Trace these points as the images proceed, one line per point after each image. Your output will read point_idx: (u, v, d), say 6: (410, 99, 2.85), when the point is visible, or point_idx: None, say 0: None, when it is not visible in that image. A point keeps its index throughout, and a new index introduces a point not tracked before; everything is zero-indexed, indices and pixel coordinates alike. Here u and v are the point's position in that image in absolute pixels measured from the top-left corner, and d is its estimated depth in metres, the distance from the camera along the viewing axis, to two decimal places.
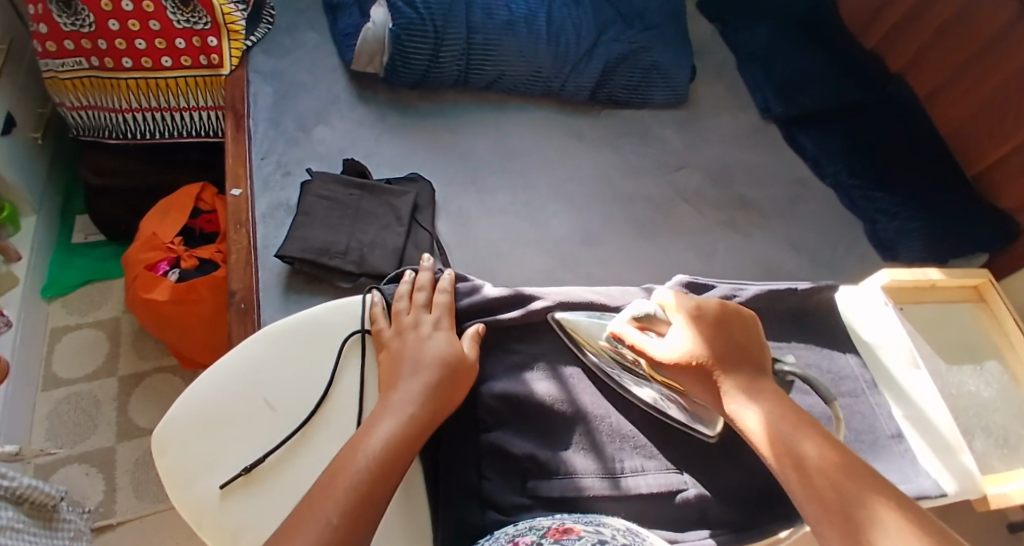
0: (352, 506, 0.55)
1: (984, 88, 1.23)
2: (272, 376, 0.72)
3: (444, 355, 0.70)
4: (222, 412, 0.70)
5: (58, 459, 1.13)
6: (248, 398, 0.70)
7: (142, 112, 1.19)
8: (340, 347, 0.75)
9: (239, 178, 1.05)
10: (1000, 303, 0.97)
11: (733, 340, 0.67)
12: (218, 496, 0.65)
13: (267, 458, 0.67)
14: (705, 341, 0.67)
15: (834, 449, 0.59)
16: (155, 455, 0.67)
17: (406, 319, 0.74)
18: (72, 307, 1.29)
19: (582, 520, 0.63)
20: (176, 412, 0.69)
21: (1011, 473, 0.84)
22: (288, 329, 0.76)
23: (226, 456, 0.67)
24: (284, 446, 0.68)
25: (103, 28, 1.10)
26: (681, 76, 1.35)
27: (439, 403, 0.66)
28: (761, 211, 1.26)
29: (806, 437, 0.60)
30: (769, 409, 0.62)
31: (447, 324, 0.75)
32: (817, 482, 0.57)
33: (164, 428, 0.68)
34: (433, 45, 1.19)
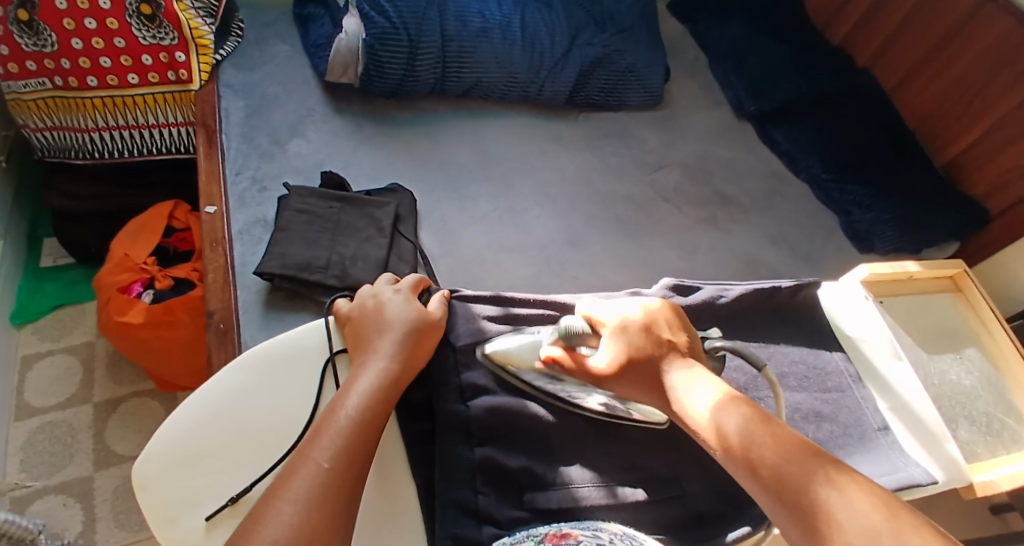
0: (340, 462, 0.55)
1: (950, 78, 1.25)
2: (253, 402, 0.70)
3: (410, 314, 0.73)
4: (205, 443, 0.68)
5: (34, 490, 1.10)
6: (231, 427, 0.69)
7: (109, 131, 1.16)
8: (324, 369, 0.73)
9: (214, 196, 1.03)
10: (975, 291, 0.98)
11: (661, 335, 0.67)
12: (205, 529, 0.63)
13: (255, 486, 0.65)
14: (631, 344, 0.66)
15: (780, 432, 0.57)
16: (137, 492, 0.65)
17: (367, 296, 0.76)
18: (42, 334, 1.25)
19: (580, 525, 0.61)
20: (154, 447, 0.67)
21: (1000, 460, 0.85)
22: (265, 354, 0.74)
23: (211, 488, 0.65)
24: (271, 473, 0.66)
25: (66, 47, 1.07)
26: (655, 77, 1.36)
27: (411, 356, 0.69)
28: (740, 208, 1.27)
29: (755, 426, 0.58)
30: (716, 395, 0.61)
31: (408, 292, 0.77)
32: (764, 469, 0.55)
33: (145, 462, 0.66)
34: (407, 54, 1.18)
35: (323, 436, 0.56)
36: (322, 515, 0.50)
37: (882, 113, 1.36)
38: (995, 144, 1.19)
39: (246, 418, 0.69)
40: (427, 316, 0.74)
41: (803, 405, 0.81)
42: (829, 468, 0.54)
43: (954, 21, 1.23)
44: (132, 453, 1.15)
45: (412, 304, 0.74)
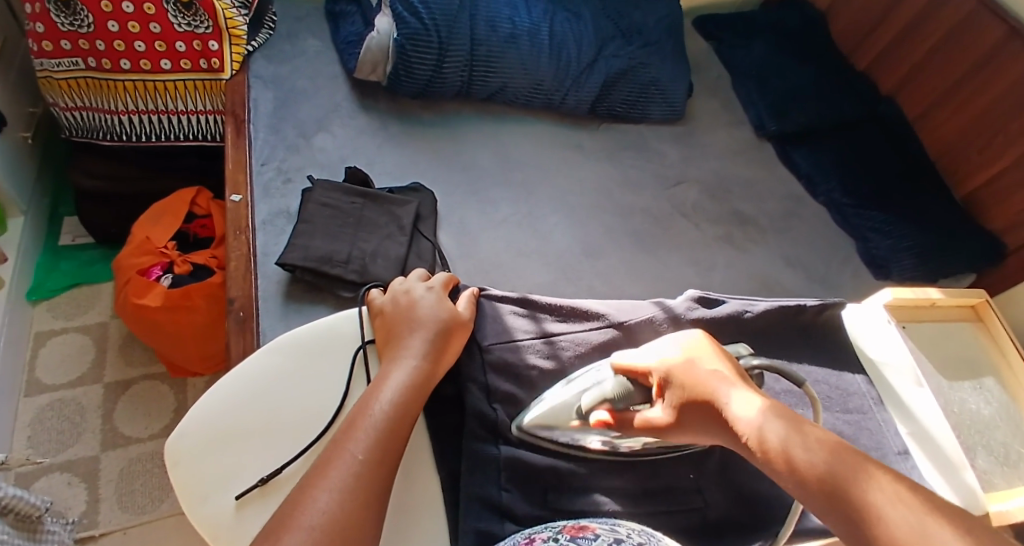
0: (375, 457, 0.57)
1: (974, 110, 1.26)
2: (285, 386, 0.71)
3: (441, 313, 0.73)
4: (236, 423, 0.68)
5: (41, 467, 1.10)
6: (262, 409, 0.69)
7: (138, 114, 1.17)
8: (354, 357, 0.73)
9: (239, 185, 1.04)
10: (999, 322, 0.98)
11: (710, 370, 0.63)
12: (235, 507, 0.64)
13: (285, 468, 0.66)
14: (683, 384, 0.63)
15: (825, 436, 0.56)
16: (168, 467, 0.65)
17: (400, 290, 0.76)
18: (57, 312, 1.25)
19: (598, 521, 0.62)
20: (186, 424, 0.67)
21: (1013, 490, 0.86)
22: (297, 340, 0.74)
23: (240, 469, 0.65)
24: (301, 458, 0.66)
25: (102, 29, 1.08)
26: (679, 93, 1.37)
27: (441, 356, 0.70)
28: (757, 227, 1.28)
29: (794, 433, 0.56)
30: (763, 407, 0.59)
31: (441, 288, 0.78)
32: (808, 471, 0.54)
33: (176, 438, 0.66)
34: (437, 55, 1.19)
35: (357, 431, 0.59)
36: (359, 508, 0.53)
37: (902, 141, 1.37)
38: (1014, 180, 1.20)
39: (279, 402, 0.70)
40: (456, 316, 0.74)
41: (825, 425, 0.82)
42: (873, 468, 0.53)
43: (981, 54, 1.24)
44: (139, 436, 1.16)
45: (444, 303, 0.74)
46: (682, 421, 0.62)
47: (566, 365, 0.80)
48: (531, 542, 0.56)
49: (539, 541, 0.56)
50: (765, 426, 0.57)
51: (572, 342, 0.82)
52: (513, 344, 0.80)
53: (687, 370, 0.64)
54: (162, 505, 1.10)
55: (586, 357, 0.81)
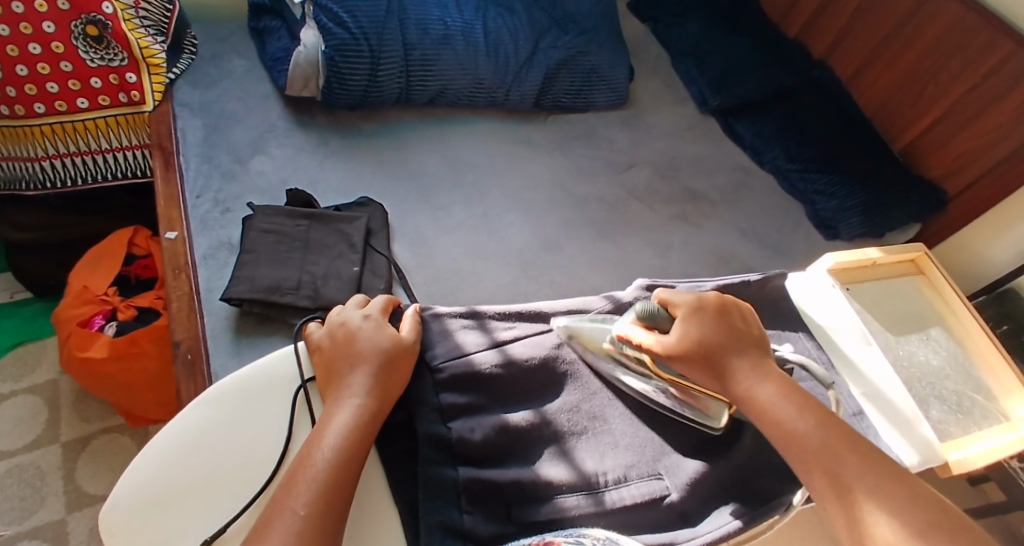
0: (319, 510, 0.56)
1: (904, 64, 1.26)
2: (224, 437, 0.67)
3: (381, 343, 0.70)
4: (174, 484, 0.64)
5: (5, 538, 1.05)
6: (200, 467, 0.65)
7: (61, 158, 1.12)
8: (294, 399, 0.70)
9: (173, 220, 0.99)
10: (938, 273, 0.99)
11: (734, 332, 0.72)
12: None
13: (229, 527, 0.62)
14: (706, 330, 0.71)
15: (838, 431, 0.64)
16: (104, 539, 0.61)
17: (337, 320, 0.73)
18: (3, 374, 1.19)
19: (564, 533, 0.64)
20: (121, 491, 0.63)
21: (969, 437, 0.86)
22: (235, 386, 0.71)
23: (184, 531, 0.62)
24: (245, 514, 0.63)
25: (10, 74, 1.02)
26: (620, 76, 1.35)
27: (385, 390, 0.67)
28: (710, 202, 1.27)
29: (787, 400, 0.66)
30: (774, 388, 0.67)
31: (381, 315, 0.74)
32: (814, 452, 0.63)
33: (111, 507, 0.62)
34: (370, 64, 1.15)
35: (297, 484, 0.57)
36: None
37: (841, 101, 1.37)
38: (951, 128, 1.21)
39: (218, 455, 0.66)
40: (398, 343, 0.71)
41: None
42: (872, 468, 0.61)
43: (905, 8, 1.25)
44: (105, 492, 1.11)
45: (384, 331, 0.71)
46: (695, 354, 0.70)
47: (523, 373, 0.78)
48: None
49: None
50: (758, 387, 0.68)
51: (526, 346, 0.80)
52: (466, 358, 0.77)
53: (717, 321, 0.72)
54: None
55: (543, 363, 0.79)
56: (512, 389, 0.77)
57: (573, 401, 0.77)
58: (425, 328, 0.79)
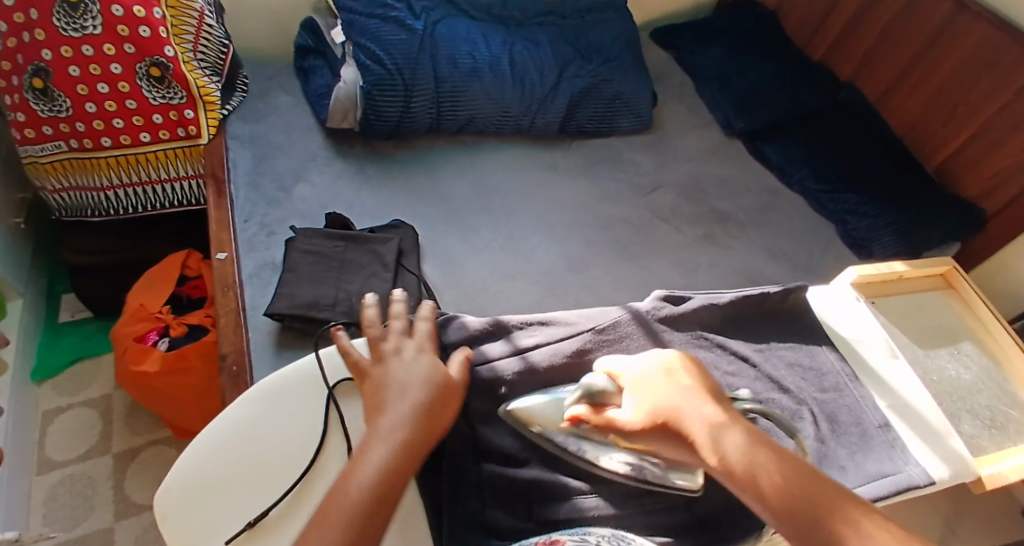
0: (348, 543, 0.53)
1: (932, 82, 1.29)
2: (260, 435, 0.72)
3: (428, 377, 0.69)
4: (220, 471, 0.69)
5: (56, 543, 1.10)
6: (244, 457, 0.70)
7: (125, 188, 1.20)
8: (329, 396, 0.75)
9: (223, 243, 1.07)
10: (968, 287, 1.00)
11: (685, 386, 0.65)
12: None
13: (272, 510, 0.67)
14: (655, 395, 0.65)
15: (799, 469, 0.57)
16: (159, 522, 0.66)
17: (387, 348, 0.73)
18: (61, 389, 1.26)
19: (568, 531, 0.67)
20: (174, 478, 0.68)
21: (1006, 452, 0.84)
22: (273, 384, 0.76)
23: (230, 515, 0.67)
24: (286, 499, 0.68)
25: (81, 111, 1.11)
26: (644, 103, 1.40)
27: (429, 423, 0.65)
28: (736, 223, 1.30)
29: (754, 447, 0.59)
30: (738, 435, 0.60)
31: (430, 350, 0.74)
32: (788, 498, 0.55)
33: (164, 493, 0.68)
34: (404, 97, 1.22)
35: (331, 514, 0.55)
36: None
37: (865, 123, 1.39)
38: (983, 147, 1.22)
39: (257, 451, 0.71)
40: (446, 378, 0.70)
41: (797, 407, 0.81)
42: (844, 505, 0.54)
43: (930, 30, 1.28)
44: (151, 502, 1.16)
45: (434, 367, 0.70)
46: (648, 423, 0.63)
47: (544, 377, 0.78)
48: None
49: None
50: (737, 441, 0.60)
51: (546, 352, 0.80)
52: (489, 363, 0.79)
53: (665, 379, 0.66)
54: None
55: (564, 367, 0.79)
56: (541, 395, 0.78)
57: None
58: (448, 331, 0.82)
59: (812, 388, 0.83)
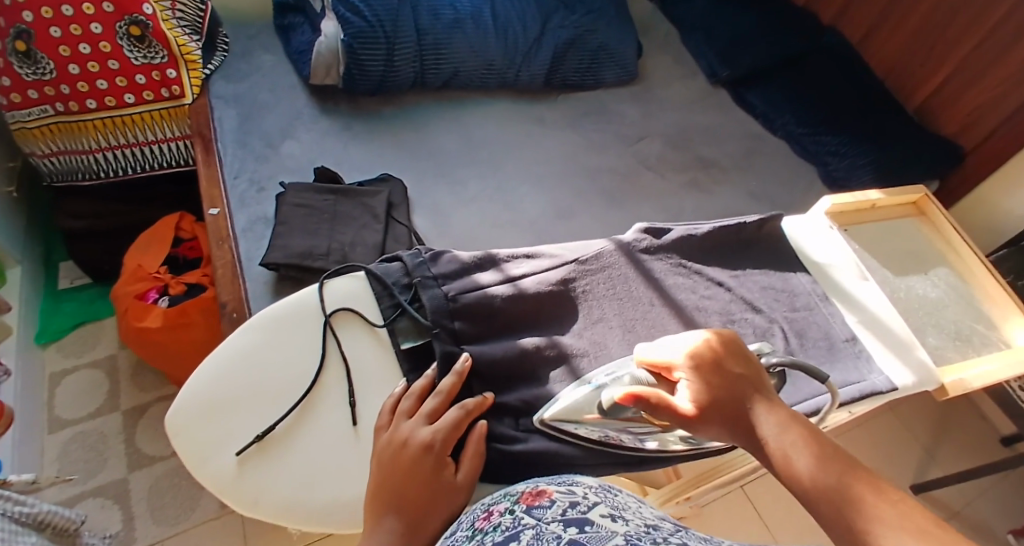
0: None
1: (914, 20, 1.32)
2: (264, 356, 0.76)
3: (430, 483, 0.64)
4: (226, 392, 0.73)
5: (72, 496, 1.14)
6: (247, 379, 0.74)
7: (111, 150, 1.22)
8: (326, 322, 0.78)
9: (215, 198, 1.09)
10: (938, 212, 1.04)
11: (732, 375, 0.64)
12: (236, 464, 0.70)
13: (279, 425, 0.72)
14: (705, 387, 0.64)
15: (839, 465, 0.57)
16: (172, 438, 0.71)
17: (400, 430, 0.67)
18: (66, 351, 1.29)
19: (556, 480, 0.63)
20: (183, 400, 0.73)
21: (969, 361, 0.89)
22: (273, 314, 0.78)
23: (239, 431, 0.71)
24: (290, 416, 0.72)
25: (64, 73, 1.13)
26: (627, 52, 1.42)
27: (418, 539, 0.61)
28: (721, 167, 1.33)
29: (805, 450, 0.59)
30: (787, 434, 0.61)
31: (448, 440, 0.67)
32: (829, 501, 0.55)
33: (175, 412, 0.72)
34: (386, 51, 1.23)
35: None
36: None
37: (846, 64, 1.42)
38: (964, 84, 1.26)
39: (262, 372, 0.75)
40: (447, 486, 0.65)
41: (768, 325, 0.85)
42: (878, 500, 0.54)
43: None
44: (162, 454, 1.19)
45: (438, 473, 0.65)
46: (699, 414, 0.63)
47: (534, 304, 0.81)
48: (490, 516, 0.58)
49: (496, 513, 0.58)
50: (785, 441, 0.60)
51: (535, 281, 0.82)
52: (481, 291, 0.79)
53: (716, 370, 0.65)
54: (192, 514, 1.14)
55: (551, 296, 0.81)
56: (528, 322, 0.80)
57: (578, 329, 0.80)
58: (437, 262, 0.81)
59: (782, 307, 0.87)
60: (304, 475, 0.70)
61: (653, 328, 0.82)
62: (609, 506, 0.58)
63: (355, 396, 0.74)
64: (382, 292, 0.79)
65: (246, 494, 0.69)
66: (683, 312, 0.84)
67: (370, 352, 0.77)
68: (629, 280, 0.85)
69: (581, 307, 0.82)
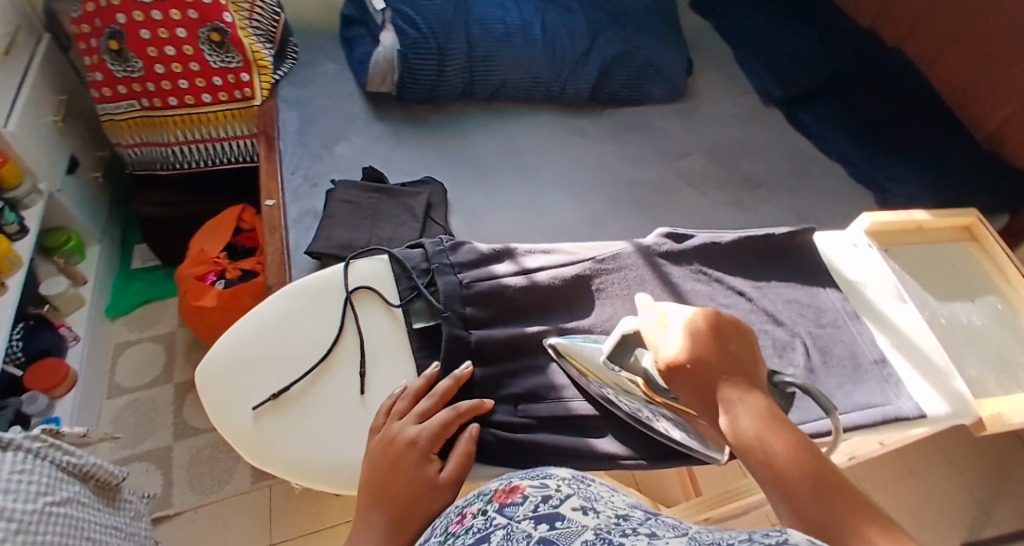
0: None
1: (982, 45, 1.29)
2: (289, 323, 0.81)
3: (415, 479, 0.65)
4: (251, 353, 0.79)
5: (123, 458, 1.23)
6: (271, 342, 0.80)
7: (187, 144, 1.33)
8: (348, 295, 0.83)
9: (273, 191, 1.18)
10: (991, 238, 0.99)
11: (720, 351, 0.63)
12: (253, 418, 0.75)
13: (295, 386, 0.77)
14: (695, 350, 0.63)
15: (816, 464, 0.55)
16: (201, 390, 0.77)
17: (390, 429, 0.70)
18: (132, 325, 1.40)
19: (529, 473, 0.59)
20: (213, 357, 0.79)
21: (1011, 397, 0.84)
22: (302, 285, 0.84)
23: (259, 388, 0.77)
24: (306, 379, 0.77)
25: (149, 72, 1.25)
26: (675, 70, 1.44)
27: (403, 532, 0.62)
28: (768, 189, 1.32)
29: (785, 440, 0.57)
30: (764, 420, 0.59)
31: (433, 438, 0.69)
32: (801, 498, 0.54)
33: (206, 367, 0.78)
34: (437, 61, 1.30)
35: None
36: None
37: (902, 90, 1.40)
38: None
39: (284, 340, 0.80)
40: (431, 484, 0.66)
41: (790, 338, 0.84)
42: (854, 510, 0.52)
43: None
44: (206, 427, 1.28)
45: (422, 468, 0.66)
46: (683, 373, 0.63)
47: (544, 297, 0.84)
48: (463, 517, 0.54)
49: (469, 514, 0.54)
50: (761, 429, 0.58)
51: (550, 276, 0.85)
52: (496, 281, 0.84)
53: (711, 341, 0.64)
54: (226, 486, 1.21)
55: (563, 291, 0.85)
56: (538, 314, 0.83)
57: (587, 323, 0.82)
58: (456, 251, 0.86)
59: (807, 321, 0.86)
60: (313, 433, 0.75)
61: None
62: (582, 498, 0.54)
63: (365, 366, 0.78)
64: (400, 274, 0.84)
65: (260, 447, 0.74)
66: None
67: (385, 327, 0.81)
68: (645, 282, 0.86)
69: (593, 304, 0.84)
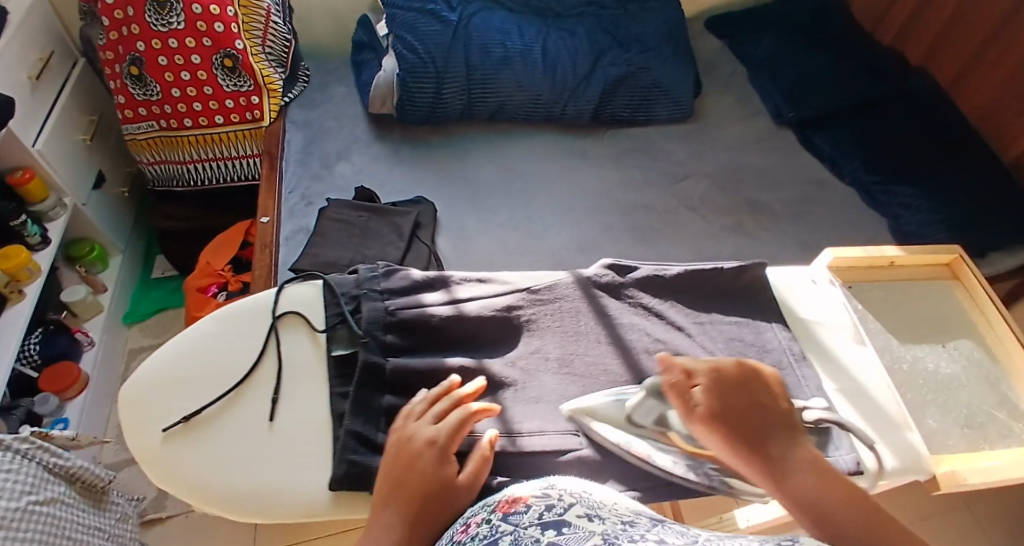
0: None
1: (1005, 69, 1.22)
2: (214, 346, 0.84)
3: (437, 480, 0.67)
4: (172, 374, 0.82)
5: (126, 460, 1.30)
6: (193, 365, 0.82)
7: (201, 162, 1.40)
8: (273, 322, 0.85)
9: (268, 208, 1.22)
10: (971, 275, 0.94)
11: (754, 403, 0.69)
12: (162, 439, 0.77)
13: (207, 410, 0.79)
14: (724, 399, 0.68)
15: (849, 494, 0.62)
16: (120, 406, 0.80)
17: (408, 429, 0.71)
18: (146, 332, 1.48)
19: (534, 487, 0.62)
20: (137, 375, 0.82)
21: (973, 454, 0.80)
22: (232, 309, 0.87)
23: (173, 409, 0.79)
24: (218, 403, 0.79)
25: (167, 95, 1.32)
26: (682, 92, 1.41)
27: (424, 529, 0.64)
28: (772, 214, 1.27)
29: (821, 480, 0.63)
30: (804, 464, 0.64)
31: (450, 438, 0.71)
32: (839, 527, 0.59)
33: (128, 385, 0.81)
34: (435, 84, 1.32)
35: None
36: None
37: (921, 112, 1.32)
38: None
39: (205, 362, 0.82)
40: (450, 485, 0.67)
41: None
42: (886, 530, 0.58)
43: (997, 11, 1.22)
44: None
45: (443, 468, 0.68)
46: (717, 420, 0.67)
47: (470, 326, 0.85)
48: (467, 526, 0.57)
49: (474, 524, 0.57)
50: (800, 471, 0.64)
51: (479, 305, 0.87)
52: (422, 308, 0.86)
53: (739, 392, 0.69)
54: None
55: (492, 321, 0.86)
56: (467, 345, 0.85)
57: (514, 356, 0.84)
58: (389, 277, 0.89)
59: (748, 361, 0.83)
60: (215, 457, 0.76)
61: (591, 364, 0.83)
62: (584, 506, 0.57)
63: (278, 393, 0.80)
64: (330, 299, 0.86)
65: (164, 467, 0.76)
66: (629, 352, 0.83)
67: (306, 354, 0.83)
68: (579, 313, 0.87)
69: (522, 335, 0.86)
